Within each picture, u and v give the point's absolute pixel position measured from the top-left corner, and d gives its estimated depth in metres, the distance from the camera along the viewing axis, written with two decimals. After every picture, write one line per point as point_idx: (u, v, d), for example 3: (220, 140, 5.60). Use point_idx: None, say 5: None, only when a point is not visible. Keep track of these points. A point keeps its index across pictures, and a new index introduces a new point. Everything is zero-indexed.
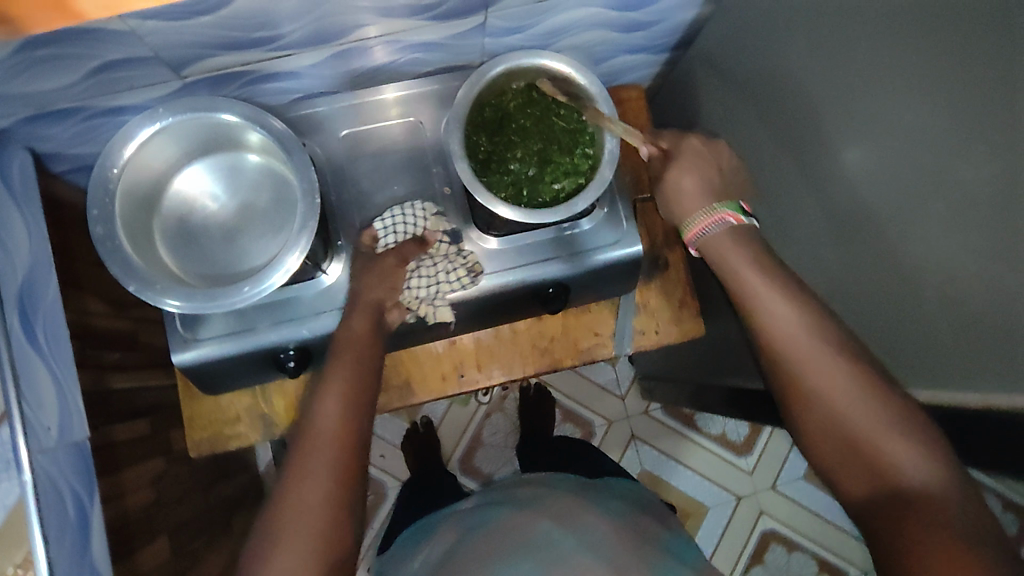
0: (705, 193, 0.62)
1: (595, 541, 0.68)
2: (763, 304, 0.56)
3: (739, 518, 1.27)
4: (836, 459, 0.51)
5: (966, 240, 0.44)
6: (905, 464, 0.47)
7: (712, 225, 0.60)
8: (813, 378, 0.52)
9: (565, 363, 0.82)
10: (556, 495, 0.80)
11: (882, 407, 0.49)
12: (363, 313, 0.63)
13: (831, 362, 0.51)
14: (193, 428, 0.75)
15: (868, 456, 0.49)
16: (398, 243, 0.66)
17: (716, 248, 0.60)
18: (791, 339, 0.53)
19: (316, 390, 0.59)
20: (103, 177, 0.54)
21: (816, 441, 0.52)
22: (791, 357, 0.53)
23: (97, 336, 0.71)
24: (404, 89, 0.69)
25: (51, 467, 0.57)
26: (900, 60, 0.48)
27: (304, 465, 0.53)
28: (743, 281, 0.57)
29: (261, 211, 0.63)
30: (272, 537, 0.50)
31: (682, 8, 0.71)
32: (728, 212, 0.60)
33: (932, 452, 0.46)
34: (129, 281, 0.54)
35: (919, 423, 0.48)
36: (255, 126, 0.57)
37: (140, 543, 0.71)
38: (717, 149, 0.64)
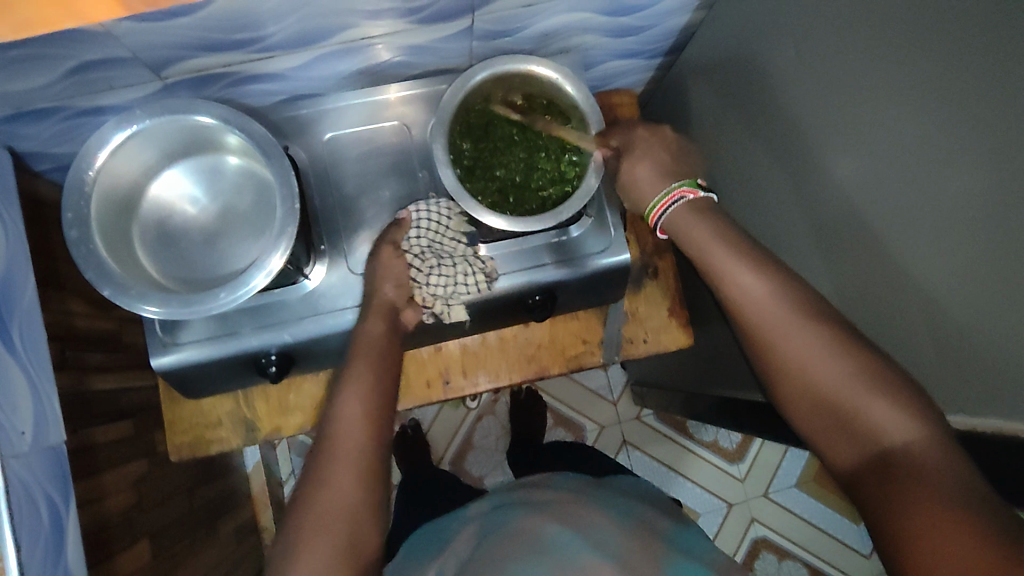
0: (662, 175, 0.60)
1: (609, 542, 0.62)
2: (732, 271, 0.53)
3: (730, 525, 1.26)
4: (820, 428, 0.47)
5: (956, 257, 0.43)
6: (884, 423, 0.44)
7: (673, 203, 0.58)
8: (779, 342, 0.49)
9: (552, 370, 0.81)
10: (566, 496, 0.75)
11: (850, 364, 0.46)
12: (378, 314, 0.63)
13: (795, 326, 0.49)
14: (174, 433, 0.74)
15: (848, 419, 0.45)
16: (420, 243, 0.65)
17: (683, 226, 0.57)
18: (757, 305, 0.51)
19: (336, 388, 0.58)
20: (79, 180, 0.53)
21: (795, 411, 0.49)
22: (760, 322, 0.51)
23: (79, 338, 0.70)
24: (408, 89, 0.69)
25: (25, 472, 0.56)
26: (889, 71, 0.47)
27: (331, 462, 0.52)
28: (710, 250, 0.54)
29: (241, 215, 0.63)
30: (300, 535, 0.49)
31: (674, 14, 0.70)
32: (686, 187, 0.58)
33: (906, 405, 0.43)
34: (104, 285, 0.53)
35: (888, 373, 0.45)
36: (232, 129, 0.56)
37: (119, 548, 0.69)
38: (661, 132, 0.63)
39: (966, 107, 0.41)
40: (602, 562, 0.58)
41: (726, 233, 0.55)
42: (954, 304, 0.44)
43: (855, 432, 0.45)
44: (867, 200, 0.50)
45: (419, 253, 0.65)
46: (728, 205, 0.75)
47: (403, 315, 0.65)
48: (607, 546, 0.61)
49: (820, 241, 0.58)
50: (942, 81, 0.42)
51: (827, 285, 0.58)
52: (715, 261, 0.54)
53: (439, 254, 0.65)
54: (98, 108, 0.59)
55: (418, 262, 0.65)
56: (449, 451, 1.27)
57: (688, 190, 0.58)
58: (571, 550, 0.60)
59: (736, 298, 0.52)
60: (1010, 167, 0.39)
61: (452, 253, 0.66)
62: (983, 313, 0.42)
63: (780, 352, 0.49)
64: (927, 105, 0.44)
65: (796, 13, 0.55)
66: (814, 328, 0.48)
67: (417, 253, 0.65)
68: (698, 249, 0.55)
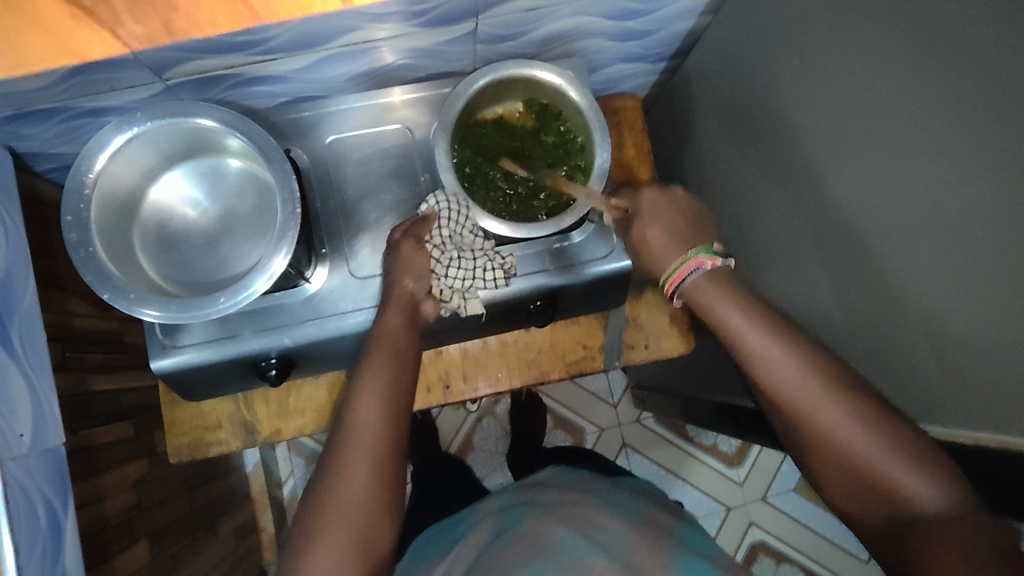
0: (673, 240, 0.60)
1: (615, 543, 0.61)
2: (755, 342, 0.53)
3: (728, 529, 1.26)
4: (849, 492, 0.48)
5: (959, 271, 0.43)
6: (914, 488, 0.44)
7: (691, 273, 0.57)
8: (805, 411, 0.50)
9: (553, 375, 0.81)
10: (568, 495, 0.74)
11: (875, 430, 0.47)
12: (398, 308, 0.62)
13: (820, 393, 0.49)
14: (173, 434, 0.74)
15: (870, 479, 0.47)
16: (442, 237, 0.63)
17: (702, 294, 0.57)
18: (782, 372, 0.51)
19: (352, 388, 0.58)
20: (78, 183, 0.53)
21: (826, 476, 0.49)
22: (784, 388, 0.51)
23: (78, 339, 0.70)
24: (412, 91, 0.68)
25: (23, 475, 0.56)
26: (895, 82, 0.46)
27: (344, 463, 0.53)
28: (732, 317, 0.54)
29: (242, 217, 0.62)
30: (313, 537, 0.50)
31: (679, 19, 0.70)
32: (703, 256, 0.58)
33: (935, 470, 0.44)
34: (103, 288, 0.53)
35: (898, 428, 0.46)
36: (233, 132, 0.56)
37: (118, 548, 0.69)
38: (671, 194, 0.63)
39: (970, 117, 0.41)
40: (607, 563, 0.58)
41: (746, 300, 0.55)
42: (957, 317, 0.44)
43: (883, 496, 0.46)
44: (872, 211, 0.50)
45: (440, 244, 0.63)
46: (731, 212, 0.75)
47: (426, 302, 0.64)
48: (613, 548, 0.61)
49: (824, 250, 0.57)
50: (947, 91, 0.42)
51: (829, 295, 0.58)
52: (738, 329, 0.54)
53: (460, 246, 0.64)
54: (99, 109, 0.58)
55: (439, 254, 0.63)
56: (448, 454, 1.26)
57: (706, 260, 0.57)
58: (578, 552, 0.60)
59: (759, 367, 0.52)
60: (1015, 180, 0.38)
61: (474, 246, 0.64)
62: (986, 327, 0.42)
63: (805, 418, 0.50)
64: (932, 114, 0.43)
65: (800, 21, 0.55)
66: (837, 395, 0.49)
67: (439, 245, 0.63)
68: (718, 314, 0.55)
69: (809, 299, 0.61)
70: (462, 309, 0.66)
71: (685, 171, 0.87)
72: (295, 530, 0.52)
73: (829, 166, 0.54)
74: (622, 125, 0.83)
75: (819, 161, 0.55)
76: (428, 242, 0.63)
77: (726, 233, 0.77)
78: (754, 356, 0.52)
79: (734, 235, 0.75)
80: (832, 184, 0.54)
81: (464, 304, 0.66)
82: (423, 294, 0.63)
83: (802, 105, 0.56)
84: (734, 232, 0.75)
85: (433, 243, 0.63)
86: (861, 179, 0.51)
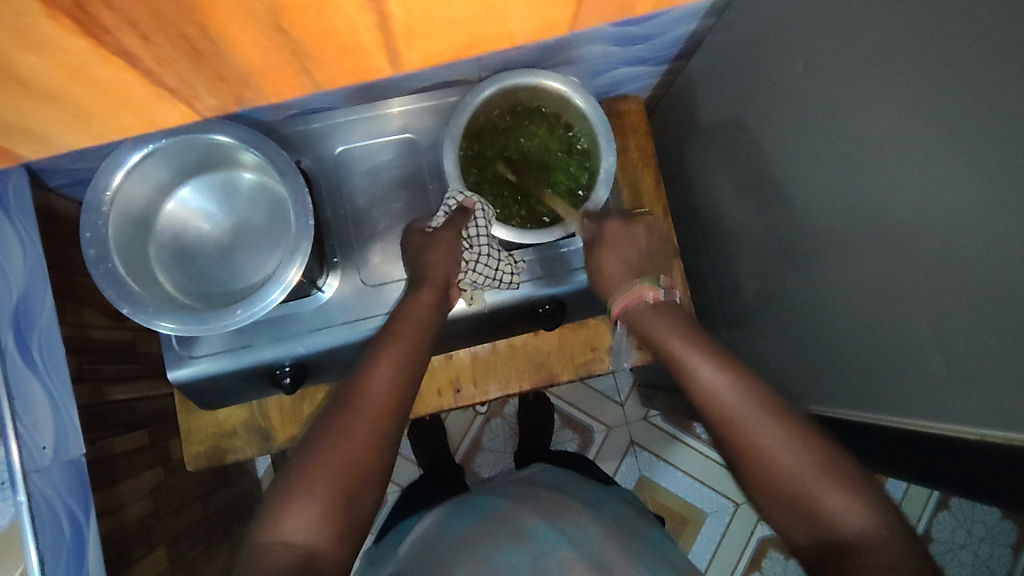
0: (626, 271, 0.64)
1: (588, 540, 0.62)
2: (693, 364, 0.55)
3: (738, 524, 1.26)
4: (773, 508, 0.49)
5: (955, 276, 0.43)
6: (837, 510, 0.46)
7: (633, 301, 0.62)
8: (740, 433, 0.51)
9: (562, 377, 0.82)
10: (541, 494, 0.75)
11: (801, 452, 0.48)
12: (431, 288, 0.61)
13: (752, 414, 0.51)
14: (190, 442, 0.75)
15: (801, 503, 0.47)
16: (478, 235, 0.61)
17: (643, 322, 0.61)
18: (712, 393, 0.53)
19: (366, 360, 0.57)
20: (97, 201, 0.54)
21: (759, 501, 0.51)
22: (719, 410, 0.52)
23: (95, 350, 0.71)
24: (409, 103, 0.68)
25: (46, 486, 0.58)
26: (896, 87, 0.46)
27: (349, 423, 0.53)
28: (669, 337, 0.57)
29: (255, 230, 0.64)
30: (302, 485, 0.49)
31: (681, 23, 0.70)
32: (647, 286, 0.62)
33: (858, 493, 0.46)
34: (122, 303, 0.54)
35: (832, 460, 0.48)
36: (247, 147, 0.56)
37: (138, 555, 0.71)
38: (632, 229, 0.67)
39: (965, 127, 0.40)
40: (580, 557, 0.59)
41: (682, 326, 0.58)
42: (953, 320, 0.44)
43: (807, 515, 0.47)
44: (872, 215, 0.50)
45: (474, 240, 0.62)
46: (736, 214, 0.75)
47: (453, 288, 0.63)
48: (585, 544, 0.61)
49: (825, 253, 0.58)
50: (941, 97, 0.42)
51: (834, 296, 0.58)
52: (674, 349, 0.57)
53: (490, 244, 0.62)
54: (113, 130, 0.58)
55: (470, 250, 0.62)
56: (456, 457, 1.27)
57: (648, 290, 0.62)
58: (550, 545, 0.61)
59: (695, 388, 0.54)
60: (1009, 187, 0.38)
61: (498, 247, 0.64)
62: (982, 331, 0.42)
63: (734, 440, 0.51)
64: (928, 119, 0.43)
65: (799, 28, 0.55)
66: (767, 419, 0.50)
67: (472, 240, 0.62)
68: (657, 336, 0.58)
69: (815, 300, 0.62)
70: (471, 301, 0.67)
71: (689, 172, 0.87)
72: (277, 485, 0.51)
73: (831, 171, 0.55)
74: (626, 128, 0.84)
75: (822, 166, 0.56)
76: (464, 234, 0.62)
77: (731, 234, 0.78)
78: (691, 382, 0.55)
79: (738, 235, 0.76)
80: (834, 189, 0.55)
81: (473, 297, 0.67)
82: (454, 279, 0.63)
83: (806, 109, 0.57)
84: (740, 233, 0.76)
85: (468, 236, 0.62)
86: (862, 185, 0.51)
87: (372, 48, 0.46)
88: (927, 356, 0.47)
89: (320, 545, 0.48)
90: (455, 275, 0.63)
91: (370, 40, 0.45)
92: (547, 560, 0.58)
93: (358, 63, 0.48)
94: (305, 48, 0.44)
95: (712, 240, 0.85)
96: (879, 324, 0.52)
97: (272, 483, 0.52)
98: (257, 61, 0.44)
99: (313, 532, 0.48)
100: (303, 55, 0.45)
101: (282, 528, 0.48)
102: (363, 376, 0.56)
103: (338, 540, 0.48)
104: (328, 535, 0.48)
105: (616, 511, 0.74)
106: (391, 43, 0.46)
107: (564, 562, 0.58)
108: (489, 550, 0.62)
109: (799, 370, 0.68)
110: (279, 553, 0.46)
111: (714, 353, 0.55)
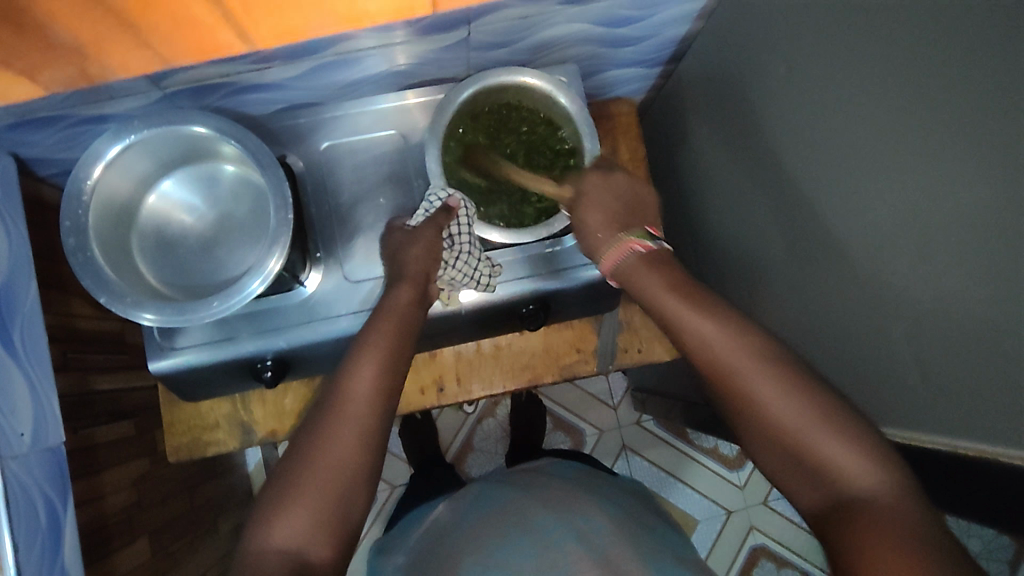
0: (611, 224, 0.59)
1: (596, 532, 0.61)
2: (688, 322, 0.52)
3: (729, 532, 1.25)
4: (783, 469, 0.47)
5: (942, 280, 0.43)
6: (850, 468, 0.43)
7: (622, 256, 0.58)
8: (740, 392, 0.49)
9: (546, 378, 0.82)
10: (551, 488, 0.73)
11: (806, 409, 0.46)
12: (409, 285, 0.60)
13: (752, 370, 0.48)
14: (171, 433, 0.75)
15: (810, 463, 0.45)
16: (457, 233, 0.61)
17: (632, 278, 0.57)
18: (712, 350, 0.51)
19: (346, 360, 0.56)
20: (77, 190, 0.54)
21: (765, 463, 0.48)
22: (721, 371, 0.50)
23: (82, 339, 0.72)
24: (425, 95, 0.69)
25: (23, 473, 0.58)
26: (880, 89, 0.46)
27: (334, 429, 0.52)
28: (658, 291, 0.55)
29: (238, 222, 0.64)
30: (293, 489, 0.50)
31: (673, 24, 0.70)
32: (635, 239, 0.58)
33: (872, 452, 0.43)
34: (100, 292, 0.54)
35: (840, 414, 0.45)
36: (229, 140, 0.57)
37: (118, 545, 0.71)
38: (613, 178, 0.61)
39: (949, 126, 0.41)
40: (583, 552, 0.57)
41: (676, 277, 0.55)
42: (931, 324, 0.44)
43: (815, 472, 0.45)
44: (856, 220, 0.50)
45: (452, 240, 0.62)
46: (723, 218, 0.75)
47: (432, 285, 0.62)
48: (593, 536, 0.60)
49: (809, 257, 0.58)
50: (923, 97, 0.42)
51: (815, 302, 0.58)
52: (665, 303, 0.54)
53: (473, 243, 0.62)
54: (99, 117, 0.59)
55: (449, 249, 0.62)
56: (446, 456, 1.27)
57: (638, 243, 0.58)
58: (558, 538, 0.60)
59: (691, 346, 0.52)
60: (997, 182, 0.38)
61: (480, 248, 0.64)
62: (965, 331, 0.42)
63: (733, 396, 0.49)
64: (916, 119, 0.43)
65: (788, 31, 0.55)
66: (772, 376, 0.48)
67: (451, 240, 0.62)
68: (645, 292, 0.56)
69: (797, 307, 0.61)
70: (447, 302, 0.68)
71: (680, 176, 0.87)
72: (266, 495, 0.51)
73: (815, 174, 0.54)
74: (616, 131, 0.83)
75: (807, 168, 0.55)
76: (446, 233, 0.61)
77: (720, 239, 0.78)
78: (691, 341, 0.52)
79: (725, 240, 0.76)
80: (819, 192, 0.54)
81: (449, 298, 0.67)
82: (434, 277, 0.62)
83: (792, 112, 0.57)
84: (727, 238, 0.76)
85: (448, 235, 0.62)
86: (846, 189, 0.51)
87: (211, 20, 0.48)
88: (906, 361, 0.47)
89: (313, 549, 0.48)
90: (436, 272, 0.62)
91: (212, 17, 0.48)
92: (553, 553, 0.58)
93: (200, 35, 0.50)
94: (131, 19, 0.46)
95: (702, 244, 0.84)
96: (858, 328, 0.52)
97: (261, 492, 0.51)
98: (87, 36, 0.46)
99: (304, 538, 0.48)
100: (133, 27, 0.47)
101: (272, 534, 0.48)
102: (344, 378, 0.55)
103: (330, 544, 0.49)
104: (321, 542, 0.48)
105: (619, 500, 0.73)
106: (233, 17, 0.48)
107: (571, 556, 0.57)
108: (494, 547, 0.62)
109: None
110: (271, 559, 0.47)
111: (710, 308, 0.52)
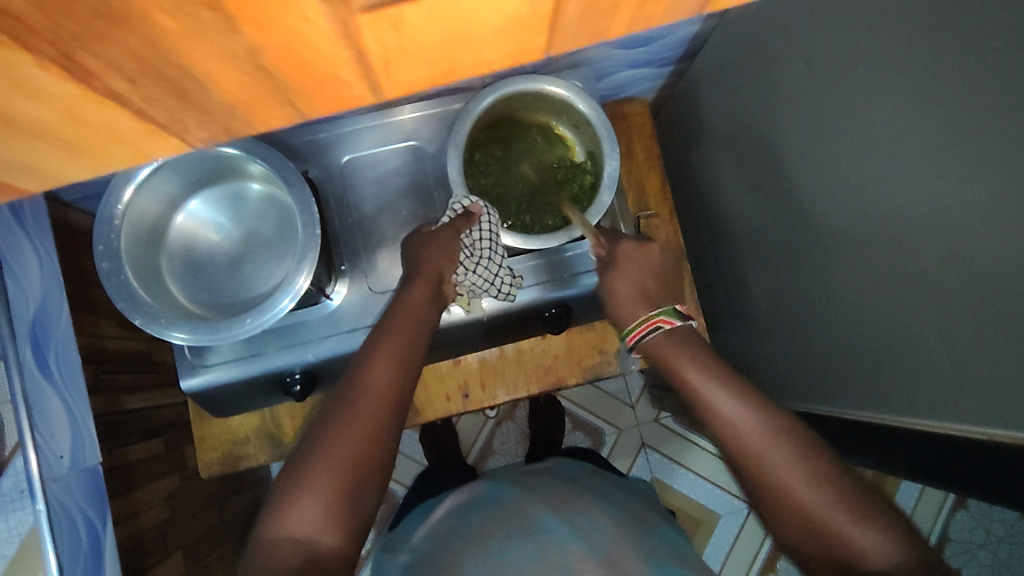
0: (640, 297, 0.62)
1: (598, 531, 0.61)
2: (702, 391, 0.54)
3: (750, 528, 1.25)
4: (790, 534, 0.48)
5: (970, 272, 0.43)
6: (853, 539, 0.44)
7: (647, 332, 0.59)
8: (755, 461, 0.49)
9: (570, 381, 0.82)
10: (563, 488, 0.73)
11: (829, 488, 0.46)
12: (431, 294, 0.61)
13: (764, 441, 0.49)
14: (203, 449, 0.76)
15: (820, 534, 0.46)
16: (475, 242, 0.62)
17: (658, 352, 0.58)
18: (727, 421, 0.52)
19: (361, 356, 0.56)
20: (108, 214, 0.55)
21: (772, 521, 0.49)
22: (737, 439, 0.51)
23: (111, 360, 0.72)
24: (438, 105, 0.70)
25: (64, 494, 0.59)
26: (897, 84, 0.46)
27: (345, 422, 0.52)
28: (680, 364, 0.56)
29: (264, 239, 0.65)
30: (304, 479, 0.49)
31: (685, 23, 0.70)
32: (663, 316, 0.60)
33: (875, 523, 0.44)
34: (134, 315, 0.55)
35: (849, 488, 0.47)
36: (256, 159, 0.58)
37: (155, 560, 0.72)
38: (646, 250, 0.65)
39: (967, 120, 0.40)
40: (586, 552, 0.57)
41: (695, 349, 0.57)
42: (961, 315, 0.44)
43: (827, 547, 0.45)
44: (884, 216, 0.50)
45: (472, 246, 0.62)
46: (742, 215, 0.75)
47: (446, 285, 0.62)
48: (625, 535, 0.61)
49: (834, 251, 0.58)
50: (941, 93, 0.42)
51: (844, 295, 0.58)
52: (693, 380, 0.55)
53: (492, 247, 0.63)
54: None
55: (468, 253, 0.62)
56: (467, 460, 1.27)
57: (667, 320, 0.59)
58: (559, 537, 0.60)
59: (709, 415, 0.53)
60: (1010, 175, 0.38)
61: (500, 253, 0.64)
62: (993, 322, 0.42)
63: (755, 473, 0.49)
64: (935, 114, 0.43)
65: (804, 27, 0.55)
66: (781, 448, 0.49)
67: (470, 247, 0.62)
68: (669, 362, 0.57)
69: (825, 301, 0.61)
70: (468, 308, 0.68)
71: (695, 174, 0.87)
72: (280, 484, 0.51)
73: (837, 169, 0.54)
74: (631, 130, 0.83)
75: (828, 164, 0.56)
76: (465, 239, 0.61)
77: (738, 235, 0.78)
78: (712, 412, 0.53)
79: (745, 236, 0.76)
80: (841, 186, 0.54)
81: (469, 304, 0.68)
82: (449, 276, 0.62)
83: (811, 108, 0.57)
84: (745, 234, 0.75)
85: (468, 241, 0.62)
86: (869, 182, 0.51)
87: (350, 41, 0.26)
88: (937, 353, 0.47)
89: (325, 538, 0.48)
90: (453, 276, 0.62)
91: (358, 62, 0.27)
92: (555, 553, 0.57)
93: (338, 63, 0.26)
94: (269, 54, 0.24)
95: (720, 241, 0.84)
96: (888, 321, 0.52)
97: (274, 482, 0.52)
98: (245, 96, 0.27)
99: (317, 528, 0.48)
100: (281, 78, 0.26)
101: (286, 524, 0.48)
102: (360, 372, 0.55)
103: (341, 533, 0.48)
104: (333, 531, 0.48)
105: (620, 502, 0.73)
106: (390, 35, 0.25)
107: (572, 556, 0.57)
108: (494, 547, 0.62)
109: (812, 371, 0.67)
110: (283, 545, 0.47)
111: (729, 381, 0.54)
